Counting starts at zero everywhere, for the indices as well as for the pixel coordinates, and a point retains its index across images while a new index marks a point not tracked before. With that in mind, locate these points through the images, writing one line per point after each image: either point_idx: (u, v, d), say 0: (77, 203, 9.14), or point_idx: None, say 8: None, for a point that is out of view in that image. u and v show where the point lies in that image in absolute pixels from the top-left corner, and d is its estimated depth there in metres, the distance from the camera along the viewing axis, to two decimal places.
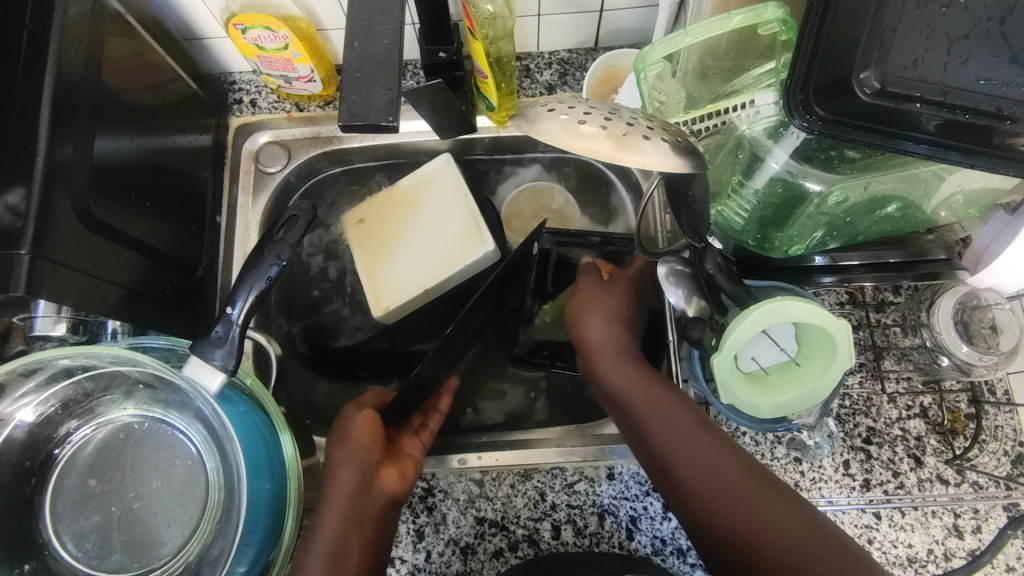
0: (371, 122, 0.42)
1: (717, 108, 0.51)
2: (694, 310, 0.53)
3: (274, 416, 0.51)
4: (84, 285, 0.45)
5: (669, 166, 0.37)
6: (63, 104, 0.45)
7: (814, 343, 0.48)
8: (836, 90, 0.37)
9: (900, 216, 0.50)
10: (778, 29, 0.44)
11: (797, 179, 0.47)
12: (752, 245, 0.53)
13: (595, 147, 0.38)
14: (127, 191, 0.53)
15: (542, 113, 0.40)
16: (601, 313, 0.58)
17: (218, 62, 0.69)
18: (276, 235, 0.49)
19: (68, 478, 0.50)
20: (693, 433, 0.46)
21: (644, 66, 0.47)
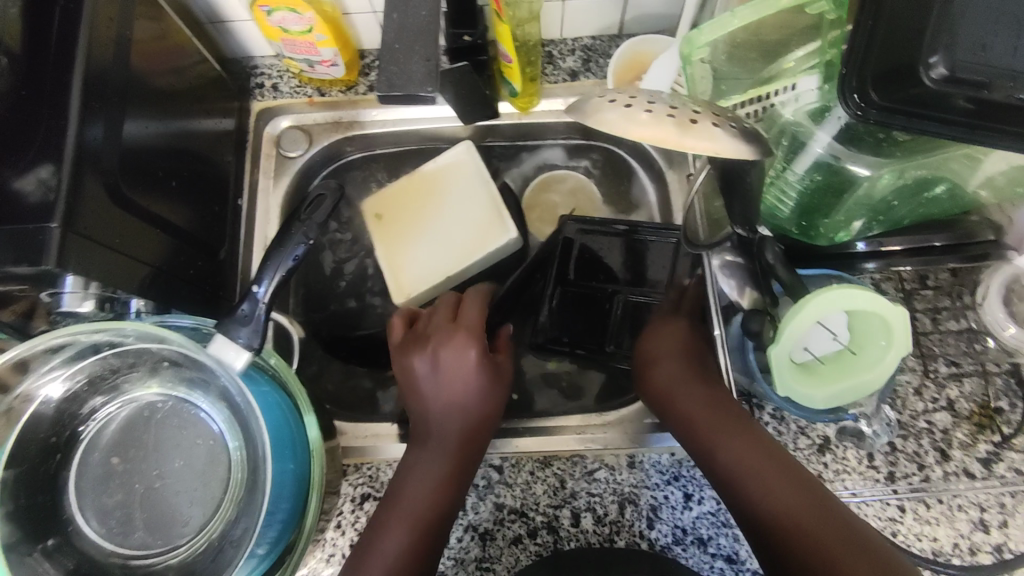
0: (409, 93, 0.44)
1: (760, 92, 0.49)
2: (747, 300, 0.55)
3: (298, 396, 0.51)
4: (112, 261, 0.45)
5: (739, 154, 0.36)
6: (94, 83, 0.45)
7: (866, 329, 0.47)
8: (896, 77, 0.36)
9: (945, 197, 0.49)
10: (827, 9, 0.45)
11: (842, 163, 0.47)
12: (795, 233, 0.53)
13: (663, 136, 0.36)
14: (154, 169, 0.53)
15: (600, 105, 0.39)
16: (665, 344, 0.60)
17: (241, 46, 0.69)
18: (302, 215, 0.49)
19: (92, 455, 0.50)
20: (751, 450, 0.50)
21: (690, 50, 0.48)
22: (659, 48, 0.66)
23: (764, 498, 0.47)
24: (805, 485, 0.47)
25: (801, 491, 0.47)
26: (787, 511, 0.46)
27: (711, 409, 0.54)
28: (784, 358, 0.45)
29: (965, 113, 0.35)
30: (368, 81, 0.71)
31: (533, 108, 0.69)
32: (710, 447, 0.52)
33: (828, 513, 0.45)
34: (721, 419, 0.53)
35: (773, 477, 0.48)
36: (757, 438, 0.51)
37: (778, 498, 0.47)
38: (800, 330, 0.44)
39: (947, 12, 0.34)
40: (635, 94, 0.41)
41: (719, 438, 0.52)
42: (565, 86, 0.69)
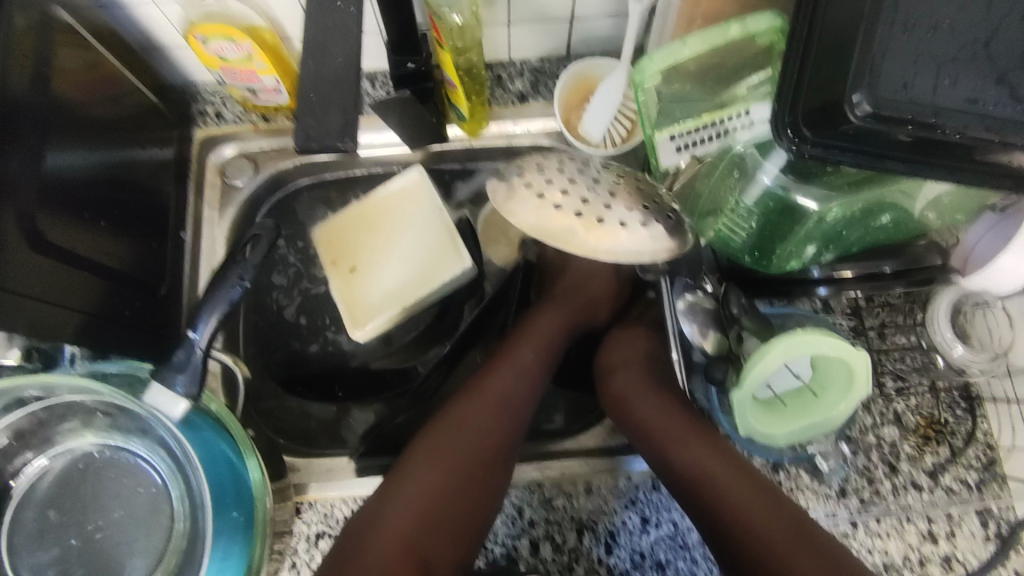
0: (331, 146, 0.38)
1: (712, 117, 0.48)
2: (711, 343, 0.52)
3: (242, 439, 0.48)
4: (34, 311, 0.44)
5: (640, 256, 0.41)
6: (9, 122, 0.43)
7: (831, 371, 0.49)
8: (827, 114, 0.36)
9: (893, 226, 0.48)
10: (774, 38, 0.44)
11: (790, 196, 0.45)
12: (750, 262, 0.52)
13: (568, 237, 0.41)
14: (81, 210, 0.50)
15: (517, 190, 0.42)
16: (626, 354, 0.61)
17: (180, 72, 0.67)
18: (239, 256, 0.47)
19: (26, 509, 0.48)
20: (711, 457, 0.50)
21: (642, 79, 0.47)
22: (604, 69, 0.65)
23: (730, 506, 0.47)
24: (764, 491, 0.48)
25: (761, 498, 0.47)
26: (751, 520, 0.46)
27: (672, 417, 0.54)
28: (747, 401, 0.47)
29: (901, 146, 0.36)
30: None
31: (483, 131, 0.68)
32: (673, 457, 0.51)
33: (790, 520, 0.46)
34: (683, 430, 0.53)
35: (736, 485, 0.48)
36: (718, 445, 0.51)
37: (742, 509, 0.47)
38: (764, 371, 0.46)
39: (872, 54, 0.34)
40: (556, 172, 0.43)
41: (678, 448, 0.51)
42: (514, 109, 0.69)
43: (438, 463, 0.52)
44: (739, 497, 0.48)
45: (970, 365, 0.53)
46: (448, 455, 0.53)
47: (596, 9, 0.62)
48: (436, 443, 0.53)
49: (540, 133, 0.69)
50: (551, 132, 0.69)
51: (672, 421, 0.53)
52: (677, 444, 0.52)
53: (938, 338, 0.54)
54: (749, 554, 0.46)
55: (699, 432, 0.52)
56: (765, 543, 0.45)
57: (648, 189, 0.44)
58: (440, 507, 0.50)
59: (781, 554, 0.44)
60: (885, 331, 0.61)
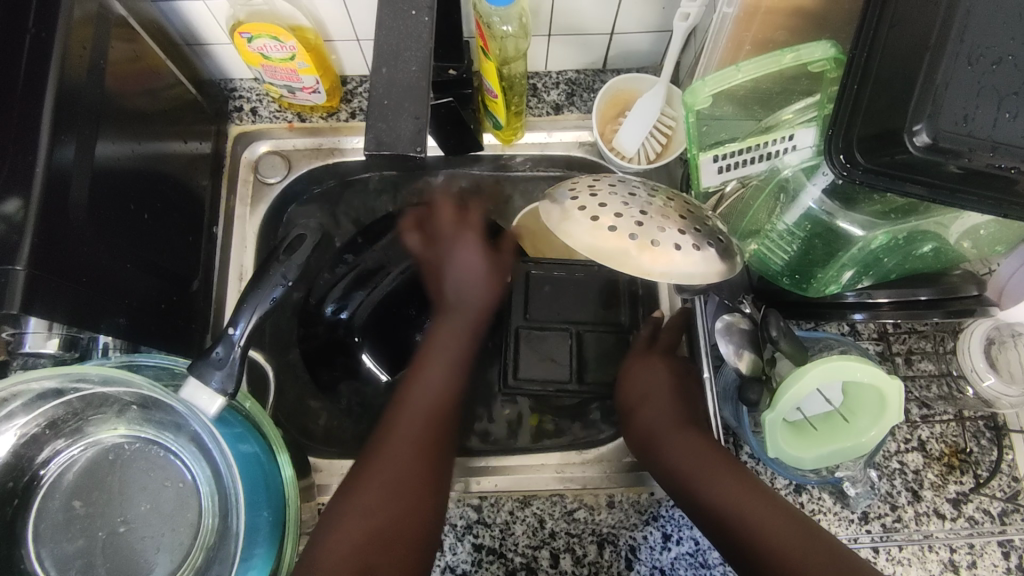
0: (398, 152, 0.38)
1: (757, 141, 0.47)
2: (745, 364, 0.51)
3: (274, 436, 0.50)
4: (78, 301, 0.44)
5: (699, 277, 0.40)
6: (64, 109, 0.43)
7: (863, 396, 0.48)
8: (884, 142, 0.37)
9: (931, 255, 0.47)
10: (828, 67, 0.43)
11: (832, 219, 0.45)
12: (787, 284, 0.51)
13: (624, 260, 0.40)
14: (126, 201, 0.50)
15: (571, 210, 0.42)
16: (651, 384, 0.55)
17: (220, 68, 0.68)
18: (281, 255, 0.47)
19: (51, 500, 0.48)
20: (748, 497, 0.45)
21: (693, 103, 0.46)
22: (642, 85, 0.65)
23: (765, 554, 0.43)
24: (811, 537, 0.42)
25: (808, 544, 0.42)
26: (789, 570, 0.41)
27: (696, 454, 0.50)
28: (778, 423, 0.47)
29: (955, 178, 0.36)
30: (350, 108, 0.70)
31: (517, 140, 0.69)
32: (705, 498, 0.47)
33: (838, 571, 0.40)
34: (715, 470, 0.48)
35: (769, 533, 0.43)
36: (763, 489, 0.46)
37: (780, 552, 0.42)
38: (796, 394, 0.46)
39: (935, 84, 0.34)
40: (607, 194, 0.43)
41: (710, 488, 0.47)
42: (548, 120, 0.69)
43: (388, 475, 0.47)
44: (778, 541, 0.43)
45: (1000, 397, 0.53)
46: (397, 468, 0.47)
47: (637, 26, 0.62)
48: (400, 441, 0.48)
49: (573, 144, 0.69)
50: (584, 144, 0.69)
51: (703, 460, 0.49)
52: (709, 482, 0.47)
53: (967, 367, 0.55)
54: None
55: (735, 471, 0.48)
56: None
57: (696, 212, 0.44)
58: (398, 523, 0.45)
59: None
60: (912, 357, 0.61)
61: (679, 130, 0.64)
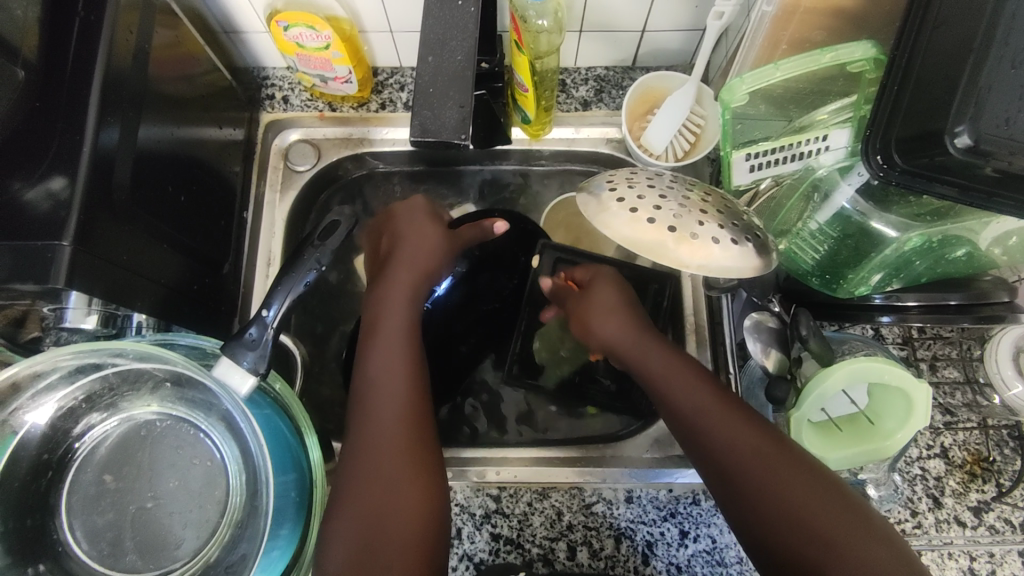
0: (443, 140, 0.43)
1: (791, 141, 0.48)
2: (772, 362, 0.51)
3: (301, 417, 0.50)
4: (118, 279, 0.45)
5: (737, 270, 0.40)
6: (110, 91, 0.44)
7: (889, 398, 0.48)
8: (925, 143, 0.36)
9: (964, 259, 0.47)
10: (867, 67, 0.43)
11: (865, 220, 0.45)
12: (817, 284, 0.51)
13: (662, 252, 0.40)
14: (164, 183, 0.51)
15: (609, 202, 0.42)
16: (610, 310, 0.56)
17: (254, 56, 0.69)
18: (316, 240, 0.48)
19: (84, 473, 0.49)
20: (726, 419, 0.46)
21: (729, 100, 0.46)
22: (672, 84, 0.65)
23: (722, 445, 0.45)
24: (787, 455, 0.44)
25: (787, 463, 0.43)
26: (743, 457, 0.44)
27: (658, 354, 0.53)
28: (802, 423, 0.47)
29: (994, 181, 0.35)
30: (380, 99, 0.70)
31: (545, 135, 0.69)
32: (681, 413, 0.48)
33: (784, 458, 0.43)
34: (692, 390, 0.49)
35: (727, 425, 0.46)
36: (736, 408, 0.47)
37: (754, 470, 0.44)
38: (821, 394, 0.46)
39: (978, 86, 0.34)
40: (646, 188, 0.44)
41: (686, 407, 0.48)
42: (577, 115, 0.69)
43: (382, 429, 0.49)
44: (760, 461, 0.44)
45: None
46: (389, 421, 0.49)
47: (669, 23, 0.63)
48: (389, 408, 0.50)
49: (601, 140, 0.69)
50: (611, 141, 0.69)
51: (680, 382, 0.50)
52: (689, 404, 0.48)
53: (994, 374, 0.54)
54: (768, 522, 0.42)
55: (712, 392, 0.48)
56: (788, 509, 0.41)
57: (731, 208, 0.44)
58: (401, 466, 0.48)
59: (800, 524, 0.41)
60: (937, 363, 0.61)
61: (707, 130, 0.64)
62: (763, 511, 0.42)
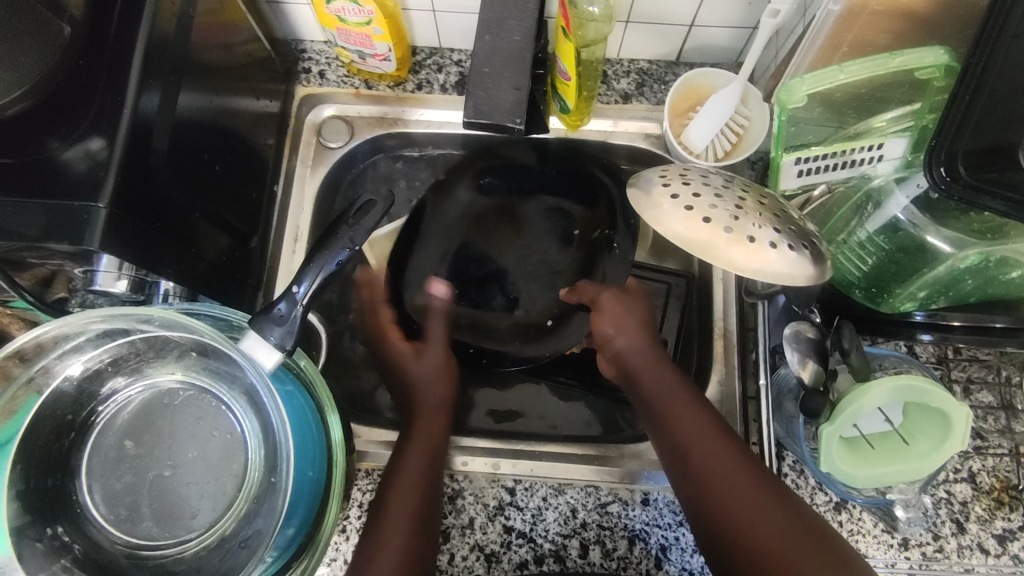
0: (496, 121, 0.44)
1: (845, 148, 0.46)
2: (808, 374, 0.48)
3: (324, 397, 0.50)
4: (150, 245, 0.44)
5: (791, 277, 0.39)
6: (153, 56, 0.43)
7: (925, 421, 0.47)
8: (993, 158, 0.35)
9: (1019, 283, 0.44)
10: (937, 74, 0.42)
11: (918, 233, 0.44)
12: (860, 296, 0.49)
13: (716, 253, 0.39)
14: (201, 152, 0.51)
15: (663, 196, 0.41)
16: (627, 332, 0.59)
17: (293, 28, 0.68)
18: (351, 219, 0.47)
19: (106, 437, 0.49)
20: (710, 437, 0.49)
21: (788, 101, 0.44)
22: (717, 80, 0.63)
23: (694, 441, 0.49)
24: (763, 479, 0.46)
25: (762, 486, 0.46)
26: (728, 484, 0.46)
27: (676, 389, 0.54)
28: (835, 438, 0.45)
29: None
30: (417, 79, 0.69)
31: (583, 126, 0.67)
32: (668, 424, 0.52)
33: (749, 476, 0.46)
34: (682, 403, 0.52)
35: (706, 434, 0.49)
36: (723, 430, 0.50)
37: (724, 484, 0.46)
38: (856, 410, 0.45)
39: None
40: (701, 185, 0.42)
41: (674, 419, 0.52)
42: (617, 108, 0.68)
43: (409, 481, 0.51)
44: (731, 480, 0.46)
45: None
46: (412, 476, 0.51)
47: (720, 19, 0.61)
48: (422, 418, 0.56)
49: (638, 134, 0.68)
50: (650, 137, 0.67)
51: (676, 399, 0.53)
52: (677, 417, 0.52)
53: None
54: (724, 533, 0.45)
55: (705, 411, 0.51)
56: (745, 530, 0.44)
57: (786, 212, 0.43)
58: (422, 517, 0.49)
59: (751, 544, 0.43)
60: (971, 386, 0.59)
61: (751, 130, 0.62)
62: (722, 514, 0.45)
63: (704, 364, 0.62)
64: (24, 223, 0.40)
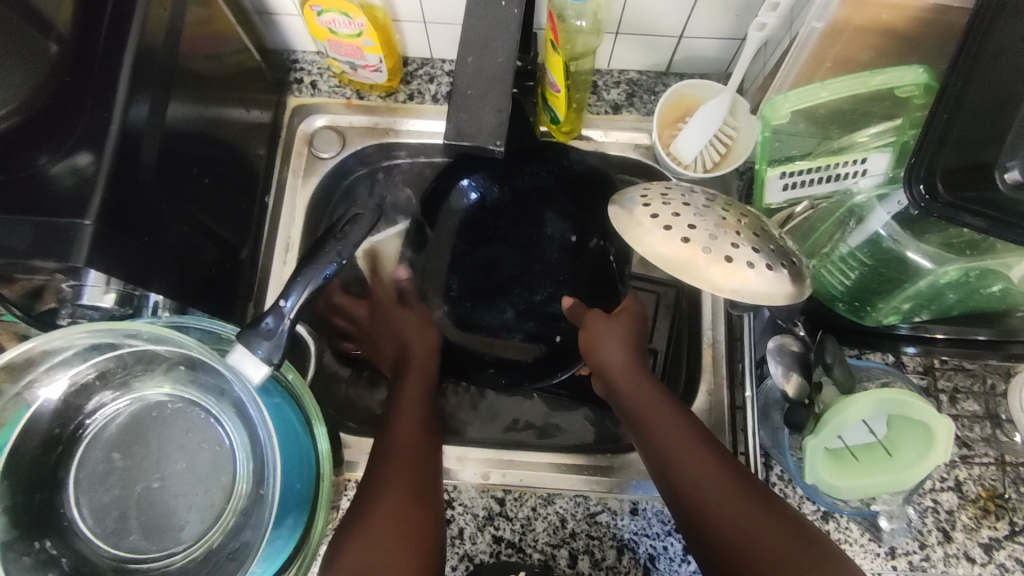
0: (478, 145, 0.43)
1: (830, 161, 0.46)
2: (792, 387, 0.49)
3: (311, 410, 0.50)
4: (138, 259, 0.44)
5: (768, 298, 0.39)
6: (141, 71, 0.44)
7: (909, 432, 0.47)
8: (972, 175, 0.36)
9: (1000, 296, 0.45)
10: (916, 92, 0.42)
11: (900, 248, 0.44)
12: (843, 309, 0.49)
13: (694, 275, 0.40)
14: (190, 164, 0.51)
15: (644, 217, 0.41)
16: (609, 339, 0.58)
17: (285, 39, 0.68)
18: (339, 233, 0.47)
19: (93, 450, 0.49)
20: (696, 450, 0.49)
21: (771, 117, 0.44)
22: (705, 92, 0.64)
23: (679, 455, 0.49)
24: (749, 491, 0.46)
25: (750, 497, 0.45)
26: (722, 513, 0.45)
27: (658, 402, 0.53)
28: (819, 450, 0.46)
29: None
30: (408, 90, 0.70)
31: (573, 136, 0.67)
32: (652, 438, 0.51)
33: (736, 488, 0.46)
34: (665, 415, 0.52)
35: (690, 447, 0.49)
36: (707, 442, 0.49)
37: (711, 498, 0.46)
38: (841, 423, 0.45)
39: None
40: (682, 203, 0.43)
41: (657, 432, 0.51)
42: (607, 119, 0.68)
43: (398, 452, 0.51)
44: (718, 492, 0.46)
45: None
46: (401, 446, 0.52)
47: (709, 31, 0.61)
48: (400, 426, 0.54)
49: (628, 145, 0.68)
50: (640, 147, 0.68)
51: (660, 411, 0.52)
52: (661, 429, 0.51)
53: None
54: (715, 547, 0.44)
55: (688, 425, 0.51)
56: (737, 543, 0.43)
57: (766, 229, 0.43)
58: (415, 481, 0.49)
59: (742, 555, 0.43)
60: (957, 395, 0.60)
61: (739, 141, 0.63)
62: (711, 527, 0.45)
63: (693, 375, 0.62)
64: (11, 238, 0.40)
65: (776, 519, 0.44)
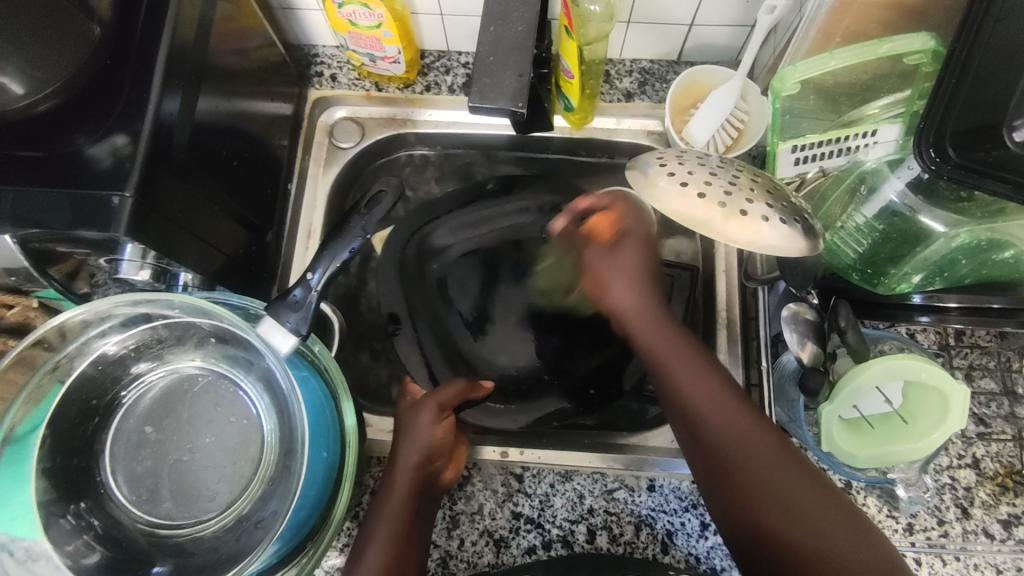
0: (502, 106, 0.49)
1: (839, 134, 0.48)
2: (808, 355, 0.49)
3: (337, 381, 0.52)
4: (172, 236, 0.46)
5: (783, 249, 0.40)
6: (175, 59, 0.46)
7: (924, 400, 0.48)
8: (980, 138, 0.37)
9: (1013, 262, 0.46)
10: (925, 59, 0.43)
11: (914, 214, 0.45)
12: (857, 279, 0.50)
13: (710, 225, 0.41)
14: (220, 148, 0.53)
15: (660, 175, 0.43)
16: (626, 284, 0.54)
17: (306, 34, 0.70)
18: (362, 209, 0.49)
19: (127, 422, 0.50)
20: (723, 399, 0.48)
21: (781, 87, 0.46)
22: (716, 78, 0.65)
23: (704, 404, 0.48)
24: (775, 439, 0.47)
25: (779, 447, 0.46)
26: (785, 503, 0.44)
27: (675, 345, 0.52)
28: (835, 418, 0.46)
29: None
30: (425, 81, 0.72)
31: (587, 124, 0.69)
32: (675, 385, 0.50)
33: (765, 437, 0.46)
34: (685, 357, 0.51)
35: (717, 396, 0.48)
36: (729, 388, 0.49)
37: (742, 448, 0.46)
38: (856, 390, 0.45)
39: None
40: (696, 165, 0.44)
41: (680, 379, 0.50)
42: (620, 106, 0.70)
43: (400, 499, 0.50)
44: (750, 443, 0.46)
45: None
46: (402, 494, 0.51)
47: (720, 18, 0.63)
48: (399, 481, 0.51)
49: (641, 131, 0.69)
50: (652, 133, 0.69)
51: (680, 357, 0.51)
52: (684, 375, 0.50)
53: None
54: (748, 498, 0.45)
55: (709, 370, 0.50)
56: (772, 495, 0.44)
57: (780, 191, 0.44)
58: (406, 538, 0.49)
59: (777, 507, 0.44)
60: (973, 373, 0.60)
61: (751, 125, 0.64)
62: (746, 480, 0.45)
63: None
64: (54, 212, 0.42)
65: (805, 470, 0.45)
